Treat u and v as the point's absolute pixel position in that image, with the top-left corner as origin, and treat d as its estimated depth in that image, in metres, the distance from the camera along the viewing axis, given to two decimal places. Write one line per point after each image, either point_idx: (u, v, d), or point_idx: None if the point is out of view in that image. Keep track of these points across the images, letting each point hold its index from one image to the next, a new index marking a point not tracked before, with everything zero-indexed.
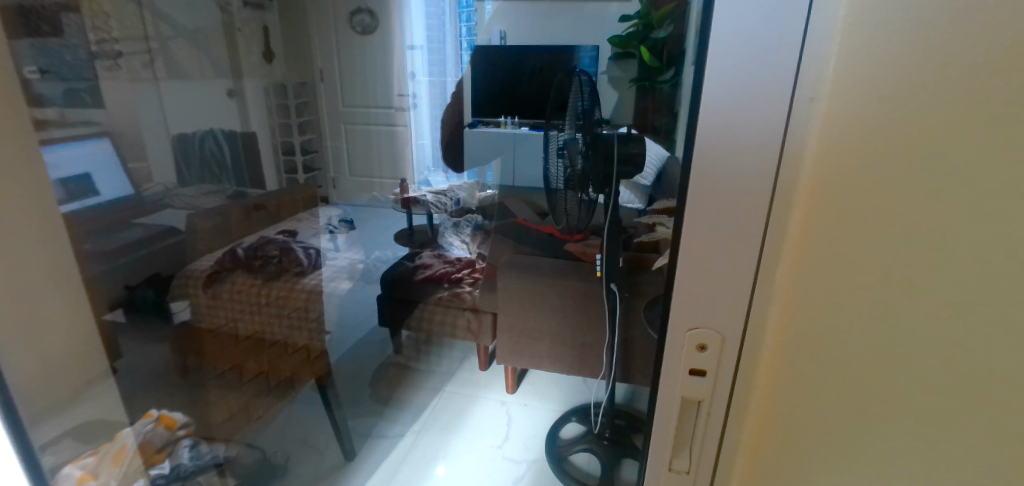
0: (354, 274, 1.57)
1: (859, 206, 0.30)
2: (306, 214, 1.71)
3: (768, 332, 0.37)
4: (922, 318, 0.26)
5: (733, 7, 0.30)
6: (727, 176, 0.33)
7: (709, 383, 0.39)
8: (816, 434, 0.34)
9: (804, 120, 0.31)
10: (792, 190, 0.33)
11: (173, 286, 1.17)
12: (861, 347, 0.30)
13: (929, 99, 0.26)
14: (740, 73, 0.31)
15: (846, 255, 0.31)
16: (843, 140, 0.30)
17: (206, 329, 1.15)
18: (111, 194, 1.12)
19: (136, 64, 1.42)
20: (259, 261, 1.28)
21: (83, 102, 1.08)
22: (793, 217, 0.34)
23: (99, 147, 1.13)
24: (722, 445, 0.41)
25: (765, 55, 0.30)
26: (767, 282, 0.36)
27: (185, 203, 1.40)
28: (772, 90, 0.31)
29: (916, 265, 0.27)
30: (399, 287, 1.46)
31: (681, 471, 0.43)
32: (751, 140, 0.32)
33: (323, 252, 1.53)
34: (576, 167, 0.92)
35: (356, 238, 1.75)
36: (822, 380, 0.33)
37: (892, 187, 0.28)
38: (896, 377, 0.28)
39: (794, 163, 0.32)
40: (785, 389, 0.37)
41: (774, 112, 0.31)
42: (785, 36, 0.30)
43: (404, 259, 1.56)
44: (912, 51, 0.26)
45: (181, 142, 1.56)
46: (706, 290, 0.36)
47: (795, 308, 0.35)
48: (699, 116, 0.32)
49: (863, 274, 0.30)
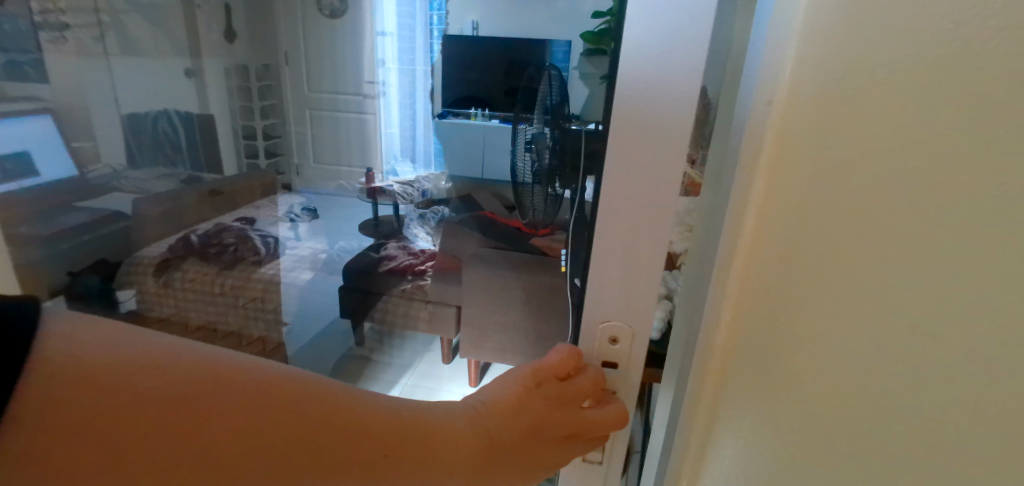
0: (316, 264, 1.52)
1: (796, 204, 0.32)
2: (266, 202, 1.72)
3: (720, 334, 0.39)
4: (815, 321, 0.29)
5: (650, 9, 0.31)
6: (643, 178, 0.35)
7: (620, 373, 0.42)
8: (755, 449, 0.34)
9: (761, 122, 0.34)
10: (749, 190, 0.35)
11: (120, 272, 1.16)
12: (793, 351, 0.31)
13: (859, 98, 0.27)
14: (654, 75, 0.32)
15: (787, 256, 0.32)
16: (800, 138, 0.31)
17: (155, 317, 1.11)
18: (50, 175, 1.13)
19: (84, 37, 1.34)
20: (213, 249, 1.29)
21: (26, 76, 1.09)
22: (745, 222, 0.36)
23: (42, 124, 1.14)
24: (675, 449, 0.43)
25: (674, 56, 0.31)
26: (723, 279, 0.38)
27: (135, 187, 1.34)
28: (682, 92, 0.32)
29: (816, 267, 0.29)
30: (363, 279, 1.43)
31: (594, 460, 0.47)
32: (663, 140, 0.34)
33: (282, 241, 1.52)
34: (543, 159, 0.97)
35: (319, 228, 1.69)
36: (747, 381, 0.36)
37: (829, 188, 0.29)
38: (821, 378, 0.29)
39: (750, 165, 0.35)
40: (729, 396, 0.38)
41: (684, 113, 0.33)
42: (693, 37, 0.31)
43: (369, 250, 1.53)
44: (850, 51, 0.27)
45: (133, 122, 1.49)
46: (617, 292, 0.39)
47: (740, 311, 0.37)
48: (613, 115, 0.34)
49: (802, 276, 0.31)
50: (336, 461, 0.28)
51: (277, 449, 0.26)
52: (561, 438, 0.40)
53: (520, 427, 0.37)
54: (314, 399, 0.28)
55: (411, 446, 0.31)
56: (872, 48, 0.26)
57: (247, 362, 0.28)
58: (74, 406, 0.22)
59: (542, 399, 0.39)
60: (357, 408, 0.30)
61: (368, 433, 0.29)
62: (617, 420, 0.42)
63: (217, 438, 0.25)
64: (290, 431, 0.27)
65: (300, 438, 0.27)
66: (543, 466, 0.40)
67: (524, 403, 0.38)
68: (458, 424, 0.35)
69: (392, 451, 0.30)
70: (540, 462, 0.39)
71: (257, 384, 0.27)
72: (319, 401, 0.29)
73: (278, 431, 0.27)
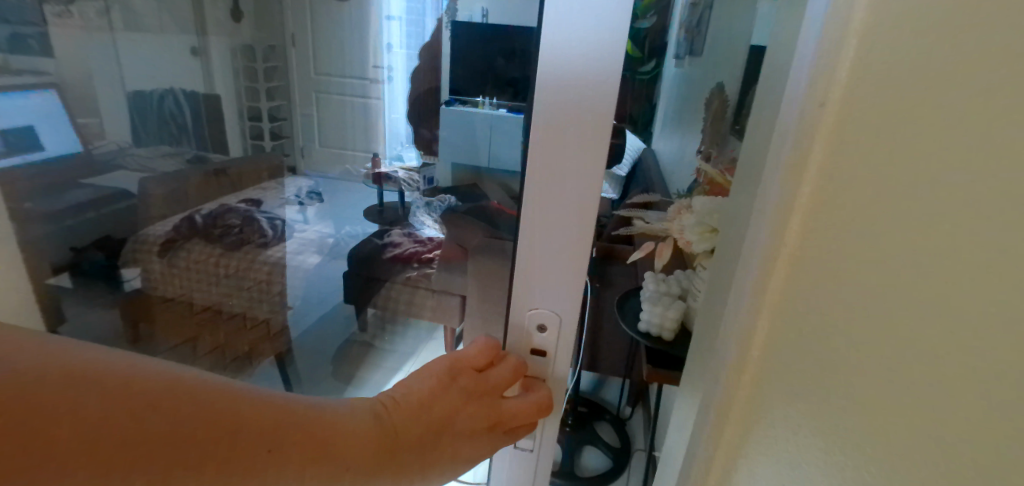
0: (323, 248, 1.40)
1: (870, 205, 0.40)
2: (274, 184, 1.53)
3: (763, 309, 0.46)
4: (858, 279, 0.41)
5: (580, 39, 0.43)
6: (568, 169, 0.48)
7: (547, 360, 0.59)
8: (834, 397, 0.44)
9: (812, 124, 0.41)
10: (794, 194, 0.42)
11: (125, 249, 1.23)
12: (861, 314, 0.41)
13: (926, 100, 0.37)
14: (582, 90, 0.45)
15: (844, 239, 0.42)
16: (858, 145, 0.39)
17: (159, 298, 1.22)
18: (54, 150, 1.19)
19: (86, 9, 1.28)
20: (218, 231, 1.32)
21: (30, 49, 1.13)
22: (792, 216, 0.43)
23: (47, 98, 1.18)
24: (715, 408, 0.51)
25: (593, 78, 0.44)
26: (768, 267, 0.45)
27: (140, 165, 1.32)
28: (598, 103, 0.45)
29: (871, 255, 0.40)
30: (365, 265, 1.34)
31: (524, 446, 0.64)
32: (584, 142, 0.46)
33: (289, 224, 1.43)
34: None
35: (328, 211, 1.47)
36: (789, 343, 0.46)
37: (885, 190, 0.39)
38: (900, 338, 0.40)
39: (796, 170, 0.42)
40: (777, 359, 0.47)
41: (603, 118, 0.45)
42: (607, 65, 0.43)
43: (374, 236, 1.38)
44: (925, 78, 0.36)
45: (137, 101, 1.38)
46: (552, 263, 0.53)
47: (785, 290, 0.45)
48: (542, 111, 0.46)
49: (866, 258, 0.41)
50: (245, 457, 0.38)
51: (194, 439, 0.37)
52: (472, 426, 0.53)
53: (427, 420, 0.50)
54: (248, 405, 0.40)
55: (312, 444, 0.41)
56: (927, 80, 0.36)
57: (213, 377, 0.41)
58: (36, 388, 0.33)
59: (458, 393, 0.52)
60: (284, 411, 0.42)
61: (280, 433, 0.40)
62: (528, 406, 0.57)
63: (172, 416, 0.37)
64: (218, 431, 0.38)
65: (228, 428, 0.38)
66: (454, 455, 0.52)
67: (439, 396, 0.51)
68: (362, 420, 0.45)
69: (276, 447, 0.40)
70: (447, 449, 0.51)
71: (191, 388, 0.39)
72: (248, 405, 0.40)
73: (215, 419, 0.38)
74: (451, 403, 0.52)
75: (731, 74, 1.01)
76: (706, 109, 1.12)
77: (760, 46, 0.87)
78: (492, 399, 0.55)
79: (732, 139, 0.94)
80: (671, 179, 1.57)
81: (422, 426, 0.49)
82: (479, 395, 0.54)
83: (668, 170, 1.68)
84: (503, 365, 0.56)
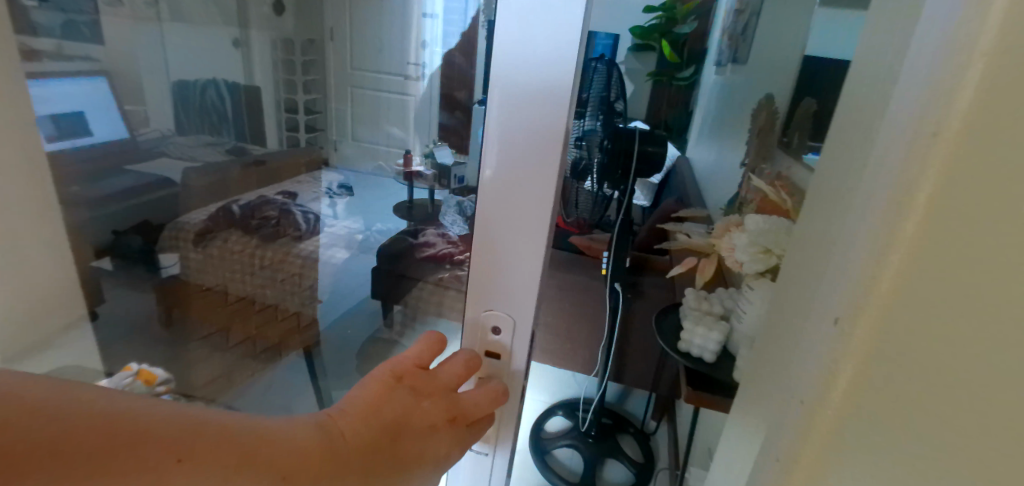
0: (353, 243, 1.19)
1: (995, 230, 0.34)
2: (309, 177, 1.27)
3: (857, 344, 0.42)
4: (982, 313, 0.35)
5: (526, 88, 0.51)
6: (521, 196, 0.56)
7: (501, 362, 0.67)
8: (931, 444, 0.38)
9: (920, 150, 0.37)
10: (897, 224, 0.39)
11: (164, 236, 1.25)
12: (974, 354, 0.35)
13: None
14: (528, 128, 0.53)
15: (952, 265, 0.37)
16: (997, 162, 0.34)
17: (197, 286, 1.27)
18: (98, 136, 1.20)
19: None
20: (255, 221, 1.26)
21: (82, 34, 1.14)
22: (904, 234, 0.38)
23: (95, 86, 1.19)
24: (788, 441, 0.47)
25: (538, 120, 0.52)
26: (868, 289, 0.40)
27: (182, 154, 1.27)
28: (544, 131, 0.52)
29: (989, 285, 0.34)
30: (398, 262, 1.10)
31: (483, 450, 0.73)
32: (534, 172, 0.54)
33: (320, 215, 1.23)
34: (595, 159, 0.98)
35: (356, 205, 1.18)
36: (895, 383, 0.40)
37: (1005, 209, 0.34)
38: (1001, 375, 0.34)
39: (906, 204, 0.38)
40: (870, 393, 0.42)
41: (551, 153, 0.53)
42: (550, 111, 0.51)
43: (407, 233, 1.08)
44: None
45: (181, 90, 1.27)
46: (507, 279, 0.61)
47: (881, 320, 0.40)
48: (508, 137, 0.54)
49: (983, 289, 0.35)
50: (199, 466, 0.39)
51: (147, 457, 0.38)
52: (428, 425, 0.57)
53: (376, 427, 0.53)
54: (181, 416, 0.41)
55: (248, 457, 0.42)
56: None
57: (138, 402, 0.41)
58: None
59: (414, 392, 0.57)
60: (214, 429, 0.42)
61: (195, 453, 0.39)
62: (478, 400, 0.63)
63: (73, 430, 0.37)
64: (172, 447, 0.39)
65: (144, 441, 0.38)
66: (418, 453, 0.55)
67: (392, 397, 0.56)
68: (309, 432, 0.47)
69: (187, 457, 0.39)
70: (402, 450, 0.54)
71: (146, 414, 0.40)
72: (203, 424, 0.41)
73: (129, 431, 0.38)
74: (405, 402, 0.56)
75: (783, 85, 0.96)
76: (752, 120, 1.08)
77: (815, 58, 0.84)
78: (445, 399, 0.59)
79: (781, 154, 0.91)
80: (710, 188, 1.54)
81: (370, 434, 0.52)
82: (435, 394, 0.59)
83: (708, 180, 1.64)
84: (456, 364, 0.62)
